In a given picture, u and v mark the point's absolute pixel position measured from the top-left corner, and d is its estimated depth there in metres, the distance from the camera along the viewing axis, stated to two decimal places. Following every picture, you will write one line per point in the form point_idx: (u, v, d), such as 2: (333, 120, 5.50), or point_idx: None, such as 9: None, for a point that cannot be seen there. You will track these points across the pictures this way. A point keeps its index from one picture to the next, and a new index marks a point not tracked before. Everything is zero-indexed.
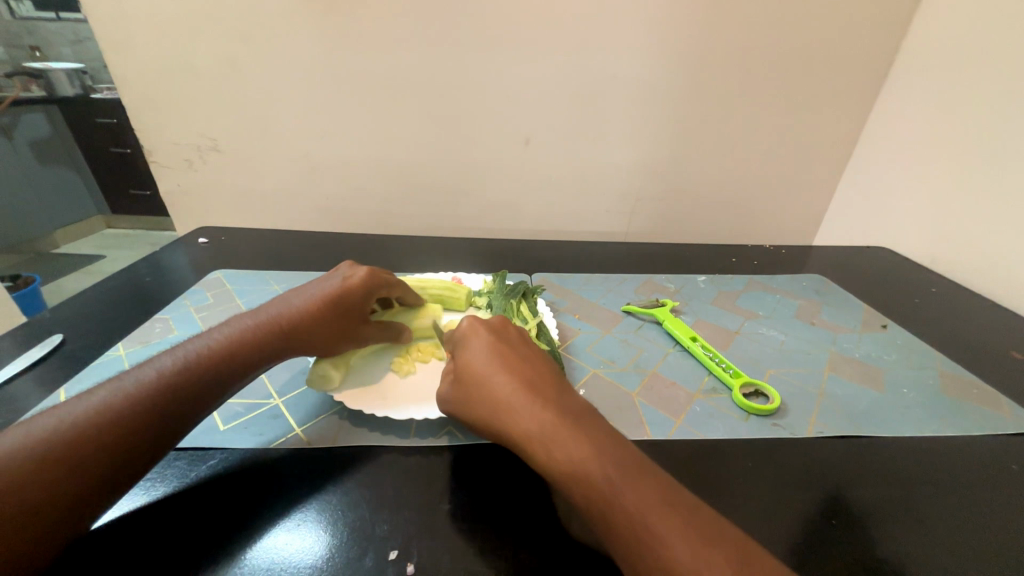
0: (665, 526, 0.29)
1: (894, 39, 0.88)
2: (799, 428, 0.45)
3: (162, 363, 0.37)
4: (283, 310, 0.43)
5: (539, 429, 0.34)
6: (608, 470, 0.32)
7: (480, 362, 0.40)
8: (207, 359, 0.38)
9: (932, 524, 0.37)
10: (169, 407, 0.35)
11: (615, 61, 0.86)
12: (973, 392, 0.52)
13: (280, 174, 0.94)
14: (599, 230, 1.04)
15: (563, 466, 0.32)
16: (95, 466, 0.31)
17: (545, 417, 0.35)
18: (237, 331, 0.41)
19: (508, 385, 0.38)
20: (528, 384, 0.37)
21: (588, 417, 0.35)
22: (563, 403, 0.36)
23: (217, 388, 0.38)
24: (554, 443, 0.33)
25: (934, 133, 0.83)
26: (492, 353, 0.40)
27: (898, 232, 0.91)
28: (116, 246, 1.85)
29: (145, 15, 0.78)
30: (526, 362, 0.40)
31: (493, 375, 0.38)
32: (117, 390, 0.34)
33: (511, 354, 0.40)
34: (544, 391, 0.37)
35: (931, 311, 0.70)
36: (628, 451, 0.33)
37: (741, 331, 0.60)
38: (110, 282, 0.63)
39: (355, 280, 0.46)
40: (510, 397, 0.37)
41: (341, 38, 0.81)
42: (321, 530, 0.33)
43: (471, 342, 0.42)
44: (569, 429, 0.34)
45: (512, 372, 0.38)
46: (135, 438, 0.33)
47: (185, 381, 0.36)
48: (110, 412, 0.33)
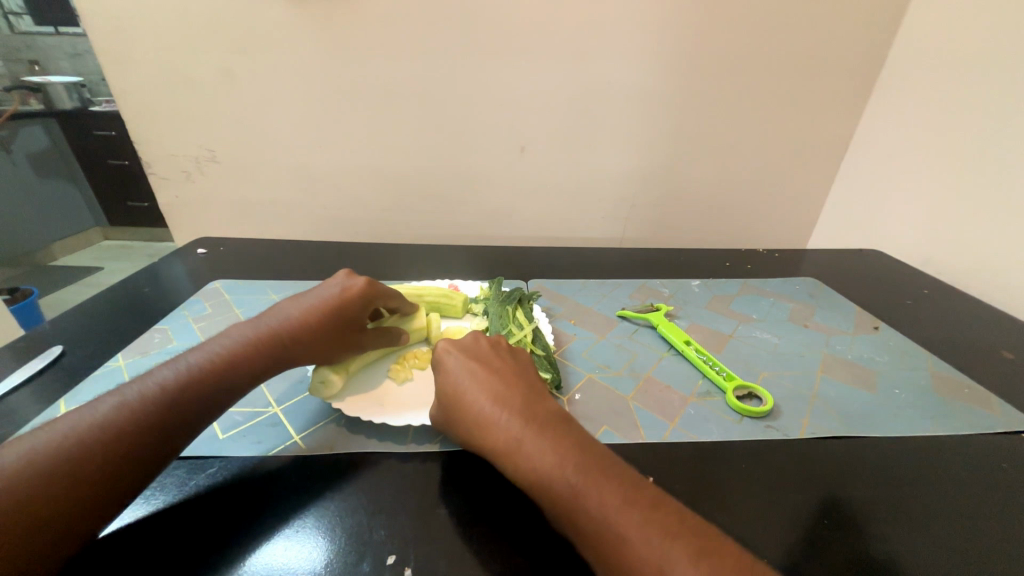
0: (633, 528, 0.29)
1: (882, 46, 0.90)
2: (793, 429, 0.45)
3: (163, 375, 0.37)
4: (284, 321, 0.43)
5: (507, 440, 0.36)
6: (572, 474, 0.32)
7: (453, 379, 0.41)
8: (210, 371, 0.38)
9: (924, 523, 0.37)
10: (174, 420, 0.35)
11: (608, 69, 0.87)
12: (964, 391, 0.52)
13: (278, 184, 0.95)
14: (594, 236, 1.05)
15: (531, 475, 0.33)
16: (103, 481, 0.31)
17: (514, 428, 0.36)
18: (239, 342, 0.41)
19: (480, 400, 0.39)
20: (497, 396, 0.39)
21: (556, 423, 0.36)
22: (531, 413, 0.37)
23: (222, 398, 0.38)
24: (523, 454, 0.34)
25: (923, 136, 0.84)
26: (464, 369, 0.42)
27: (890, 234, 0.92)
28: (113, 257, 1.86)
29: (145, 29, 0.79)
30: (499, 376, 0.41)
31: (464, 390, 0.40)
32: (119, 405, 0.34)
33: (483, 369, 0.42)
34: (513, 403, 0.38)
35: (924, 312, 0.70)
36: (595, 453, 0.34)
37: (735, 335, 0.61)
38: (107, 293, 0.63)
39: (352, 290, 0.47)
40: (482, 412, 0.38)
41: (339, 50, 0.83)
42: (319, 536, 0.33)
43: (443, 361, 0.43)
44: (535, 438, 0.35)
45: (483, 387, 0.39)
46: (140, 452, 0.33)
47: (188, 393, 0.36)
48: (113, 427, 0.33)
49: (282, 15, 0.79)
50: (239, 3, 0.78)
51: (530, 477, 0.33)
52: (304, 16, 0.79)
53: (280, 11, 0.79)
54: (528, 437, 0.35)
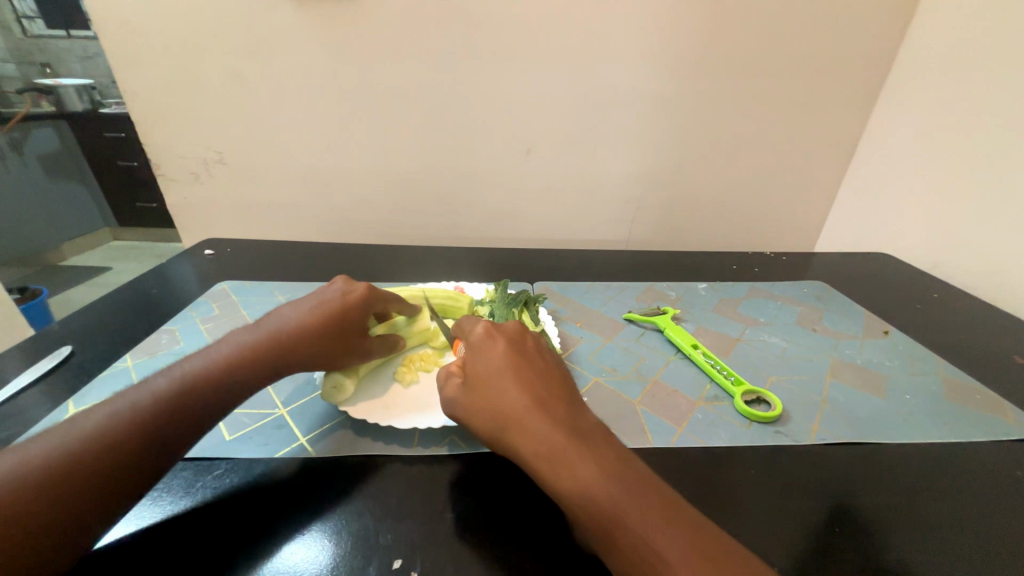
0: (670, 550, 0.29)
1: (891, 48, 0.89)
2: (802, 435, 0.45)
3: (159, 383, 0.37)
4: (281, 327, 0.43)
5: (548, 446, 0.34)
6: (617, 492, 0.32)
7: (494, 371, 0.39)
8: (205, 379, 0.38)
9: (937, 532, 0.37)
10: (169, 428, 0.35)
11: (614, 71, 0.87)
12: (976, 397, 0.52)
13: (284, 186, 0.96)
14: (599, 238, 1.05)
15: (572, 485, 0.32)
16: (97, 489, 0.31)
17: (555, 433, 0.35)
18: (236, 349, 0.41)
19: (522, 398, 0.37)
20: (540, 398, 0.37)
21: (599, 436, 0.35)
22: (575, 421, 0.36)
23: (219, 406, 0.38)
24: (565, 461, 0.33)
25: (932, 139, 0.83)
26: (505, 363, 0.40)
27: (899, 237, 0.91)
28: (122, 258, 1.89)
29: (154, 32, 0.80)
30: (539, 375, 0.39)
31: (505, 386, 0.38)
32: (114, 412, 0.34)
33: (525, 365, 0.40)
34: (555, 407, 0.37)
35: (934, 316, 0.69)
36: (638, 472, 0.33)
37: (743, 338, 0.60)
38: (116, 294, 0.64)
39: (352, 295, 0.47)
40: (522, 411, 0.36)
41: (345, 52, 0.83)
42: (324, 540, 0.33)
43: (484, 351, 0.41)
44: (580, 448, 0.34)
45: (525, 385, 0.38)
46: (135, 460, 0.33)
47: (183, 401, 0.36)
48: (107, 433, 0.33)
49: (289, 18, 0.80)
50: (247, 6, 0.79)
51: (568, 485, 0.32)
52: (310, 18, 0.80)
53: (288, 14, 0.79)
54: (571, 445, 0.34)
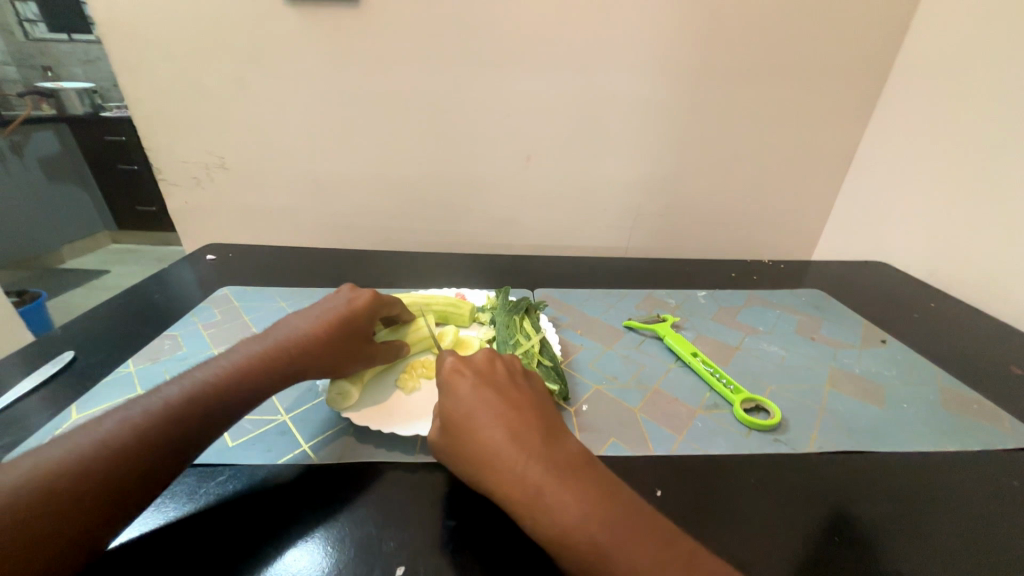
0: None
1: (887, 59, 0.90)
2: (800, 443, 0.45)
3: (168, 391, 0.37)
4: (288, 335, 0.44)
5: (526, 487, 0.34)
6: (599, 531, 0.31)
7: (466, 409, 0.38)
8: (214, 387, 0.38)
9: (934, 541, 0.37)
10: (177, 434, 0.35)
11: (614, 80, 0.88)
12: (973, 407, 0.52)
13: (286, 191, 0.96)
14: (599, 245, 1.06)
15: (553, 527, 0.32)
16: (108, 494, 0.31)
17: (533, 472, 0.34)
18: (244, 356, 0.41)
19: (496, 436, 0.36)
20: (514, 434, 0.36)
21: (578, 467, 0.35)
22: (551, 454, 0.35)
23: (228, 413, 0.38)
24: (542, 504, 0.33)
25: (928, 149, 0.85)
26: (477, 398, 0.39)
27: (896, 246, 0.92)
28: (122, 262, 1.89)
29: (160, 38, 0.81)
30: (512, 406, 0.38)
31: (478, 425, 0.37)
32: (124, 419, 0.34)
33: (497, 398, 0.39)
34: (530, 442, 0.36)
35: (931, 326, 0.70)
36: (620, 504, 0.33)
37: (743, 347, 0.61)
38: (118, 299, 0.64)
39: (357, 302, 0.47)
40: (496, 449, 0.36)
41: (349, 59, 0.84)
42: (328, 546, 0.34)
43: (453, 387, 0.40)
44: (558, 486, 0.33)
45: (497, 421, 0.37)
46: (144, 468, 0.33)
47: (192, 409, 0.36)
48: (117, 439, 0.33)
49: (293, 25, 0.80)
50: (253, 13, 0.79)
51: (548, 530, 0.32)
52: (315, 25, 0.81)
53: (293, 22, 0.80)
54: (549, 484, 0.33)
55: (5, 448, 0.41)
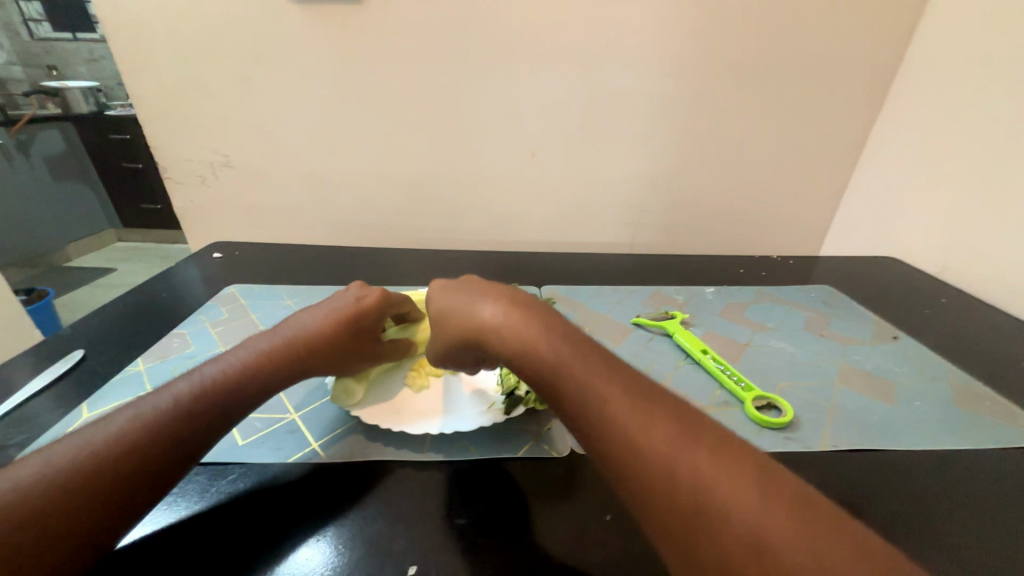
0: (658, 436, 0.29)
1: (898, 51, 0.89)
2: (813, 441, 0.45)
3: (176, 391, 0.37)
4: (294, 332, 0.43)
5: (499, 321, 0.36)
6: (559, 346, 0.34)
7: (444, 291, 0.42)
8: (221, 387, 0.38)
9: (950, 541, 0.36)
10: (185, 433, 0.35)
11: (620, 73, 0.87)
12: (987, 404, 0.51)
13: (290, 188, 0.96)
14: (605, 241, 1.05)
15: (520, 348, 0.35)
16: (114, 494, 0.31)
17: (498, 312, 0.37)
18: (251, 354, 0.41)
19: (467, 298, 0.39)
20: (484, 293, 0.39)
21: (543, 309, 0.37)
22: (517, 301, 0.38)
23: (234, 412, 0.38)
24: (509, 333, 0.35)
25: (939, 142, 0.83)
26: (450, 282, 0.43)
27: (906, 241, 0.91)
28: (128, 261, 1.91)
29: (163, 35, 0.81)
30: (509, 291, 0.40)
31: (455, 297, 0.40)
32: (131, 419, 0.34)
33: (469, 280, 0.42)
34: (499, 294, 0.39)
35: (943, 322, 0.69)
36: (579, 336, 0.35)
37: (752, 344, 0.60)
38: (125, 298, 0.64)
39: (366, 300, 0.46)
40: (469, 306, 0.39)
41: (352, 54, 0.83)
42: (339, 544, 0.34)
43: (452, 287, 0.42)
44: (525, 317, 0.36)
45: (497, 299, 0.38)
46: (151, 468, 0.33)
47: (198, 410, 0.36)
48: (126, 439, 0.33)
49: (296, 21, 0.80)
50: (255, 9, 0.79)
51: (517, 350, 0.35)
52: (318, 21, 0.80)
53: (296, 18, 0.80)
54: (514, 316, 0.36)
55: (17, 447, 0.41)
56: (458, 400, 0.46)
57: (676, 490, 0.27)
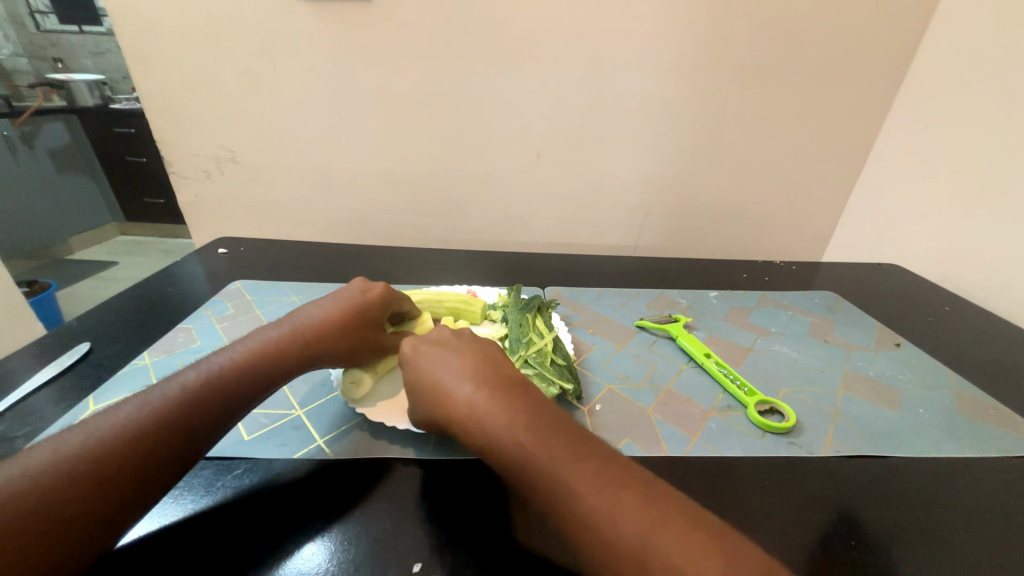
0: (632, 527, 0.29)
1: (904, 58, 0.89)
2: (815, 447, 0.45)
3: (189, 377, 0.37)
4: (304, 323, 0.44)
5: (467, 407, 0.37)
6: (524, 435, 0.34)
7: (413, 364, 0.42)
8: (235, 373, 0.39)
9: (951, 549, 0.36)
10: (198, 421, 0.35)
11: (626, 76, 0.87)
12: (989, 412, 0.52)
13: (296, 185, 0.96)
14: (607, 243, 1.05)
15: (486, 440, 0.35)
16: (128, 481, 0.31)
17: (466, 396, 0.38)
18: (264, 342, 0.42)
19: (438, 377, 0.40)
20: (454, 370, 0.40)
21: (509, 390, 0.38)
22: (484, 381, 0.39)
23: (247, 399, 0.39)
24: (477, 421, 0.36)
25: (944, 150, 0.84)
26: (420, 352, 0.43)
27: (910, 249, 0.91)
28: (130, 254, 1.91)
29: (172, 30, 0.81)
30: (478, 367, 0.41)
31: (426, 372, 0.41)
32: (142, 407, 0.35)
33: (438, 351, 0.43)
34: (467, 374, 0.40)
35: (945, 329, 0.69)
36: (543, 416, 0.36)
37: (755, 348, 0.61)
38: (130, 292, 0.65)
39: (371, 294, 0.48)
40: (439, 387, 0.40)
41: (360, 52, 0.83)
42: (344, 540, 0.34)
43: (423, 359, 0.42)
44: (491, 404, 0.37)
45: (468, 380, 0.39)
46: (164, 455, 0.33)
47: (211, 396, 0.37)
48: (137, 428, 0.33)
49: (304, 19, 0.80)
50: (264, 5, 0.79)
51: (485, 440, 0.35)
52: (326, 18, 0.80)
53: (304, 14, 0.80)
54: (481, 402, 0.37)
55: (25, 438, 0.41)
56: None
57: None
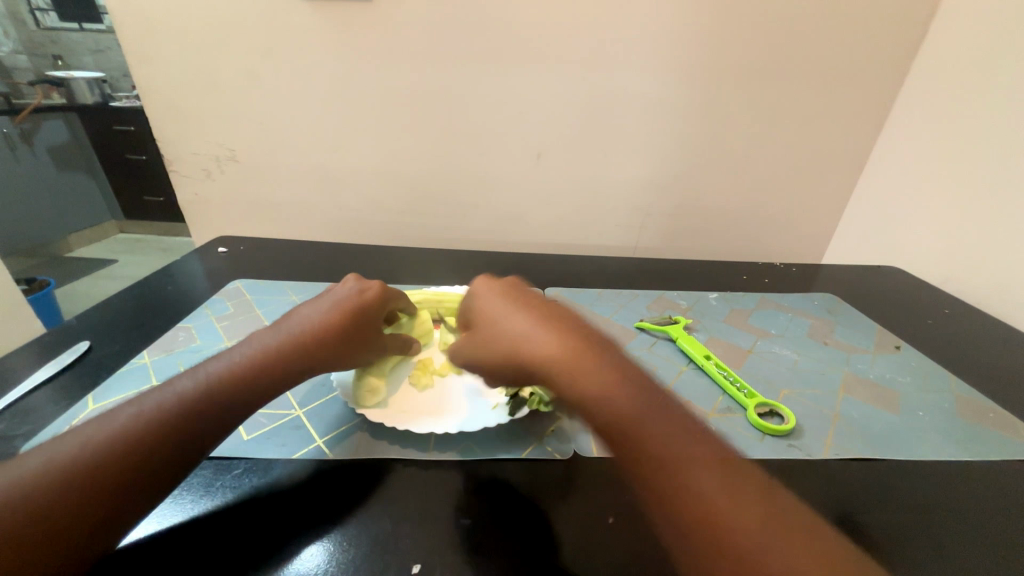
0: (734, 507, 0.29)
1: (905, 61, 0.89)
2: (815, 449, 0.45)
3: (182, 385, 0.37)
4: (293, 329, 0.43)
5: (566, 360, 0.37)
6: (629, 397, 0.35)
7: (503, 313, 0.43)
8: (227, 380, 0.38)
9: (951, 552, 0.37)
10: (198, 420, 0.35)
11: (627, 77, 0.87)
12: (988, 415, 0.52)
13: (296, 184, 0.96)
14: (608, 244, 1.05)
15: (586, 394, 0.35)
16: (129, 481, 0.32)
17: (565, 350, 0.38)
18: (257, 349, 0.41)
19: (529, 329, 0.40)
20: (551, 325, 0.40)
21: (613, 354, 0.38)
22: (585, 341, 0.39)
23: (244, 405, 0.38)
24: (576, 374, 0.36)
25: (944, 153, 0.84)
26: (512, 304, 0.43)
27: (910, 252, 0.91)
28: (129, 252, 1.91)
29: (173, 28, 0.81)
30: (576, 328, 0.41)
31: (514, 322, 0.41)
32: (142, 409, 0.35)
33: (531, 305, 0.43)
34: (565, 331, 0.40)
35: (944, 332, 0.69)
36: (647, 385, 0.36)
37: (755, 350, 0.61)
38: (130, 290, 0.64)
39: (367, 294, 0.47)
40: (532, 338, 0.39)
41: (361, 51, 0.83)
42: (342, 540, 0.34)
43: (513, 310, 0.43)
44: (594, 361, 0.37)
45: (566, 337, 0.39)
46: (166, 454, 0.33)
47: (207, 399, 0.36)
48: (135, 429, 0.33)
49: (305, 18, 0.80)
50: (265, 4, 0.79)
51: (584, 394, 0.35)
52: (328, 17, 0.80)
53: (305, 13, 0.80)
54: (581, 358, 0.37)
55: (24, 437, 0.41)
56: (462, 401, 0.46)
57: (747, 558, 0.27)
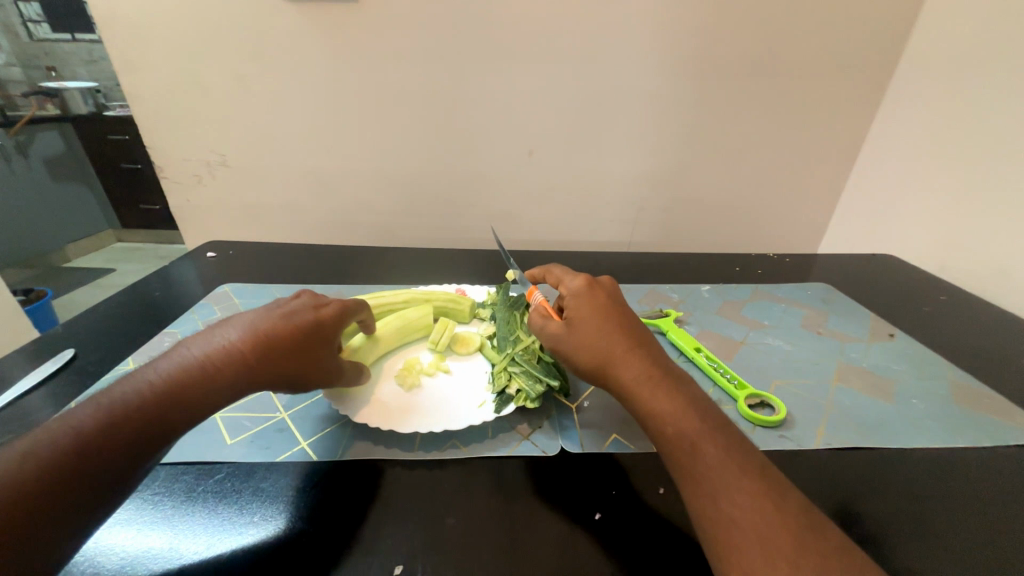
0: (778, 539, 0.29)
1: (897, 47, 0.88)
2: (806, 440, 0.45)
3: (89, 410, 0.32)
4: (216, 344, 0.37)
5: (638, 376, 0.37)
6: (691, 420, 0.34)
7: (585, 313, 0.42)
8: (140, 409, 0.32)
9: (945, 540, 0.36)
10: (112, 449, 0.31)
11: (616, 71, 0.87)
12: (983, 401, 0.51)
13: (286, 187, 0.96)
14: (601, 240, 1.05)
15: (653, 409, 0.36)
16: (45, 519, 0.28)
17: (635, 367, 0.38)
18: (174, 367, 0.35)
19: (607, 338, 0.40)
20: (629, 338, 0.40)
21: (682, 379, 0.38)
22: (659, 362, 0.39)
23: (161, 437, 0.33)
24: (644, 392, 0.36)
25: (938, 139, 0.83)
26: (597, 306, 0.42)
27: (905, 240, 0.90)
28: (125, 260, 1.91)
29: (159, 35, 0.80)
30: (653, 348, 0.40)
31: (595, 326, 0.41)
32: (45, 436, 0.30)
33: (616, 312, 0.42)
34: (641, 347, 0.39)
35: (941, 320, 0.69)
36: (712, 412, 0.36)
37: (747, 341, 0.60)
38: (117, 297, 0.64)
39: (325, 309, 0.42)
40: (608, 347, 0.39)
41: (348, 52, 0.83)
42: (325, 544, 0.34)
43: (596, 314, 0.42)
44: (664, 382, 0.37)
45: (639, 354, 0.39)
46: (82, 488, 0.29)
47: (120, 424, 0.31)
48: (58, 453, 0.29)
49: (290, 20, 0.80)
50: (249, 7, 0.79)
51: (647, 410, 0.36)
52: (313, 19, 0.80)
53: (290, 16, 0.79)
54: (649, 376, 0.37)
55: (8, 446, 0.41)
56: (448, 400, 0.46)
57: None
